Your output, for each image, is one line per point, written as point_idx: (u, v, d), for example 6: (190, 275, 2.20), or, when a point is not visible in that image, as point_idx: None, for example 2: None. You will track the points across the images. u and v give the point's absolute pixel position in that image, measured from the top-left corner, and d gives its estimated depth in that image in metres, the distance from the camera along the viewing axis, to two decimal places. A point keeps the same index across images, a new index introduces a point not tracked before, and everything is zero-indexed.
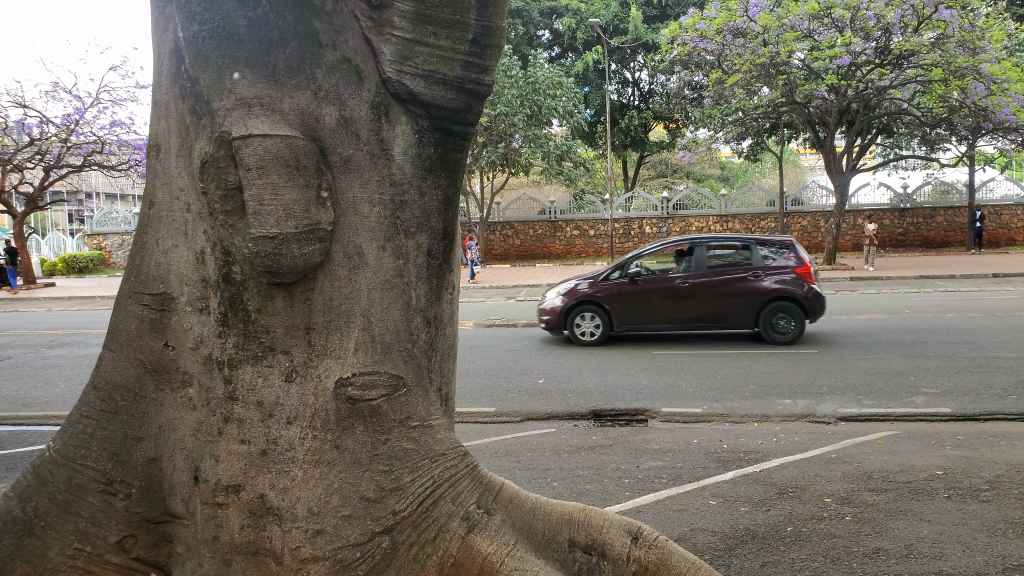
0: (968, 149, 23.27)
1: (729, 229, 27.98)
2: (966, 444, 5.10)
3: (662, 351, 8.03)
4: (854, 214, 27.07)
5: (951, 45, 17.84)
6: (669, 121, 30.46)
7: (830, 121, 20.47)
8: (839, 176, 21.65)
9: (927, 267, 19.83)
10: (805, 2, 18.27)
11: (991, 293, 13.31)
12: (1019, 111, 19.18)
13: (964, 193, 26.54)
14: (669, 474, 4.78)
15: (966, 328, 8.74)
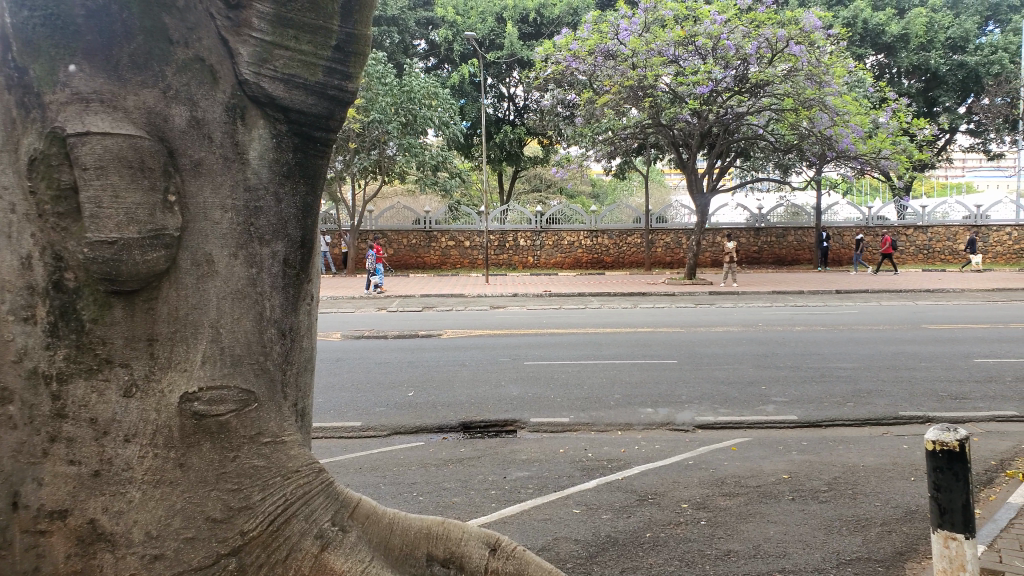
0: (815, 174, 25.14)
1: (599, 244, 28.92)
2: (809, 449, 5.47)
3: (533, 361, 8.15)
4: (713, 233, 28.66)
5: (800, 78, 19.18)
6: (544, 137, 31.14)
7: (692, 143, 21.51)
8: (701, 197, 22.56)
9: (779, 283, 21.21)
10: (670, 29, 19.27)
11: (831, 309, 14.40)
12: (857, 141, 20.95)
13: (812, 215, 28.69)
14: (535, 484, 4.84)
15: (809, 340, 9.43)
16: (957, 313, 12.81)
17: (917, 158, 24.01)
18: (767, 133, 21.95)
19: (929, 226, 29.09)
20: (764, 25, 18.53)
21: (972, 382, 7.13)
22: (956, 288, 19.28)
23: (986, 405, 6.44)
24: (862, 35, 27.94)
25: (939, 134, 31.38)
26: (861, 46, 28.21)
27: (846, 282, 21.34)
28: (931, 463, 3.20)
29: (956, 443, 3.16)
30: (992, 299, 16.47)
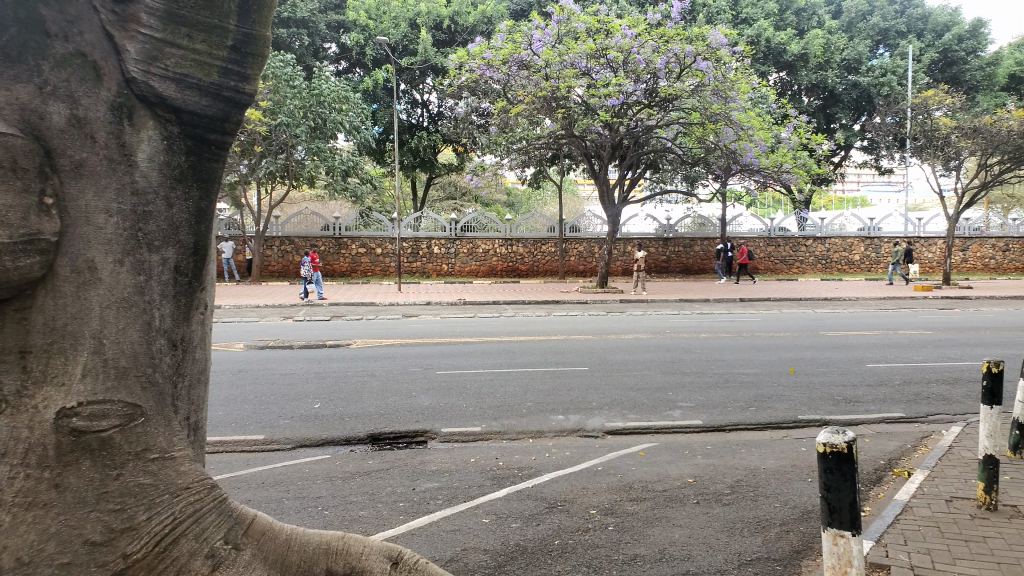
0: (721, 186, 26.01)
1: (513, 252, 29.11)
2: (713, 453, 5.63)
3: (444, 371, 8.09)
4: (624, 242, 29.17)
5: (707, 93, 19.79)
6: (460, 145, 31.07)
7: (603, 155, 21.94)
8: (611, 208, 23.05)
9: (686, 291, 21.80)
10: (583, 42, 19.60)
11: (734, 316, 14.93)
12: (760, 154, 21.80)
13: (717, 226, 29.71)
14: (445, 495, 4.79)
15: (713, 347, 9.75)
16: (852, 321, 13.50)
17: (815, 172, 25.22)
18: (675, 146, 22.58)
19: (827, 236, 30.61)
20: (673, 40, 19.03)
21: (864, 386, 7.50)
22: (851, 296, 20.39)
23: (876, 407, 6.81)
24: (765, 53, 28.97)
25: (836, 150, 33.14)
26: (764, 63, 29.28)
27: (750, 291, 22.16)
28: (823, 465, 3.32)
29: (844, 444, 3.31)
30: (883, 307, 17.48)
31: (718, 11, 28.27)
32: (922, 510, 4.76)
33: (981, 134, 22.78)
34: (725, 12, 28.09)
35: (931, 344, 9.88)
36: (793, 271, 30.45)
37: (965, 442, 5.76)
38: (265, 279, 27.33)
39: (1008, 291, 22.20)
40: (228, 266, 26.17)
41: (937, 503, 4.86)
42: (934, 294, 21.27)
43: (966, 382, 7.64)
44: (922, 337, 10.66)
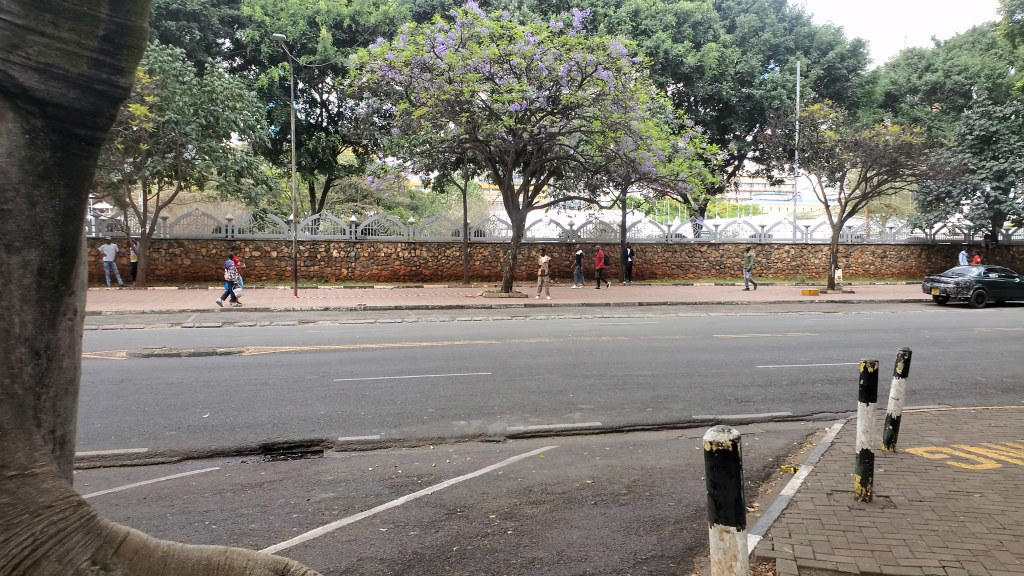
0: (621, 194, 26.66)
1: (416, 256, 28.94)
2: (611, 453, 5.74)
3: (342, 378, 7.90)
4: (529, 248, 29.17)
5: (608, 101, 20.19)
6: (359, 147, 30.37)
7: (507, 160, 22.15)
8: (516, 213, 23.23)
9: (587, 296, 22.20)
10: (486, 47, 19.48)
11: (632, 319, 15.29)
12: (658, 163, 22.32)
13: (618, 232, 30.34)
14: (341, 504, 4.68)
15: (613, 349, 9.95)
16: (743, 323, 14.10)
17: (710, 181, 26.21)
18: (577, 153, 22.97)
19: (721, 243, 31.92)
20: (575, 49, 19.38)
21: (754, 386, 7.83)
22: (743, 299, 21.38)
23: (765, 407, 7.11)
24: (663, 64, 29.75)
25: (730, 160, 34.60)
26: (663, 74, 30.08)
27: (650, 296, 22.72)
28: (709, 462, 3.42)
29: (729, 442, 3.41)
30: (771, 310, 18.44)
31: (618, 21, 29.00)
32: (806, 503, 5.00)
33: (862, 147, 24.34)
34: (625, 23, 28.94)
35: (815, 346, 10.45)
36: (689, 276, 31.54)
37: (845, 438, 6.09)
38: (151, 284, 25.92)
39: (886, 296, 23.76)
40: (110, 269, 24.66)
41: (819, 496, 5.11)
42: (818, 298, 22.63)
43: (846, 382, 8.11)
44: (806, 339, 11.27)
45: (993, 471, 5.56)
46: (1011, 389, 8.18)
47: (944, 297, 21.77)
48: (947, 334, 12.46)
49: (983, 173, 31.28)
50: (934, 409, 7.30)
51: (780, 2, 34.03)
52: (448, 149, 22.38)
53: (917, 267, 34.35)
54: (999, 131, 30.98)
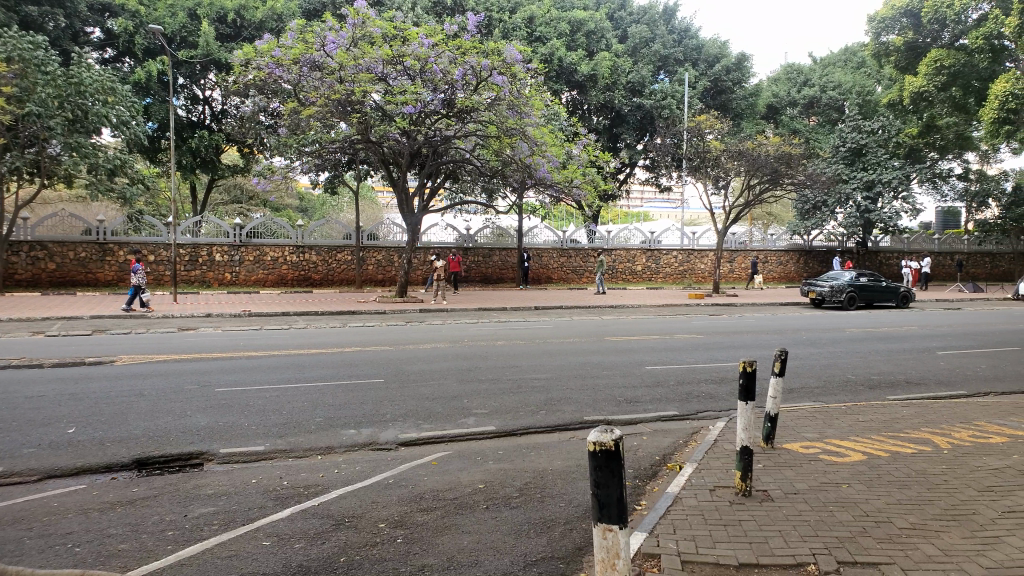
0: (518, 199, 26.93)
1: (304, 260, 28.29)
2: (503, 457, 5.75)
3: (224, 388, 7.57)
4: (424, 252, 28.89)
5: (503, 107, 20.26)
6: (246, 146, 29.23)
7: (402, 162, 21.96)
8: (411, 216, 23.02)
9: (483, 300, 22.25)
10: (378, 47, 19.31)
11: (525, 323, 15.43)
12: (553, 169, 22.57)
13: (515, 237, 30.67)
14: (220, 520, 4.46)
15: (508, 353, 10.03)
16: (633, 326, 14.50)
17: (604, 188, 26.77)
18: (473, 157, 22.90)
19: (614, 248, 32.75)
20: (469, 52, 19.39)
21: (643, 387, 8.06)
22: (635, 303, 22.03)
23: (654, 406, 7.33)
24: (558, 71, 30.22)
25: (622, 167, 35.68)
26: (557, 81, 30.54)
27: (545, 299, 23.03)
28: (593, 462, 3.46)
29: (612, 442, 3.48)
30: (662, 314, 19.04)
31: (512, 27, 29.19)
32: (689, 500, 5.17)
33: (745, 157, 25.60)
34: (521, 29, 29.17)
35: (701, 347, 10.87)
36: (584, 280, 32.14)
37: (726, 435, 6.35)
38: (10, 289, 24.08)
39: (767, 299, 25.00)
40: None
41: (702, 492, 5.30)
42: (704, 301, 23.60)
43: (730, 381, 8.48)
44: (692, 340, 11.71)
45: (860, 463, 5.94)
46: (876, 385, 8.78)
47: (821, 300, 23.14)
48: (821, 335, 13.24)
49: (854, 183, 33.74)
50: (809, 406, 7.74)
51: (669, 15, 35.30)
52: (339, 149, 21.97)
53: (795, 271, 36.20)
54: (868, 145, 33.49)
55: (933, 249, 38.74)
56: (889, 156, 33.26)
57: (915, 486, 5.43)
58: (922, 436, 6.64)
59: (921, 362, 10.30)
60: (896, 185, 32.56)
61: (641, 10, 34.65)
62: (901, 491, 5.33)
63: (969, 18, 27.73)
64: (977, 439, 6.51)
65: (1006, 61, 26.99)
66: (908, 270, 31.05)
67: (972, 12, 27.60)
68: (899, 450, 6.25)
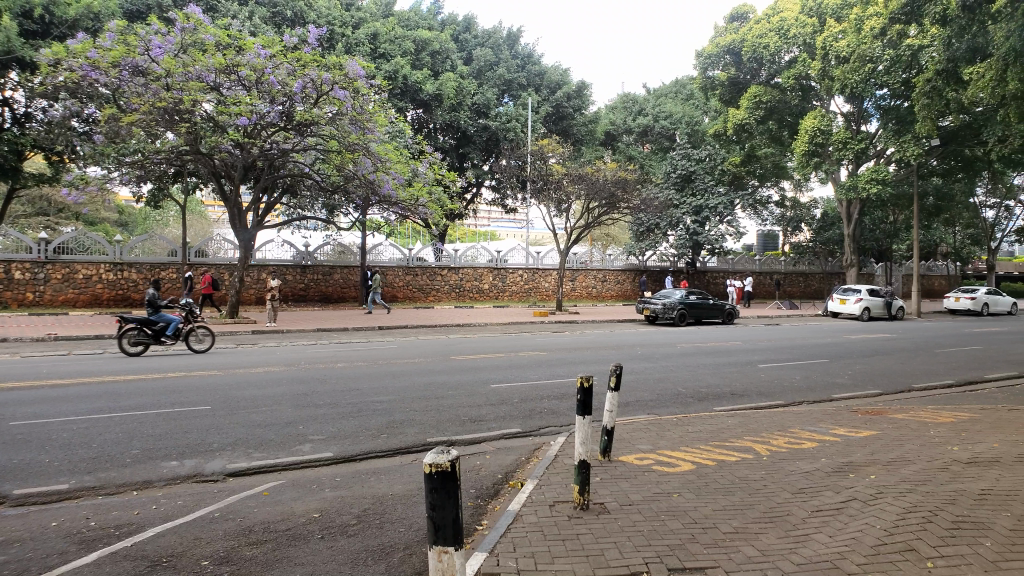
0: (361, 215, 26.39)
1: (123, 279, 26.28)
2: (341, 484, 5.55)
3: (21, 421, 6.80)
4: (258, 269, 27.68)
5: (344, 121, 20.02)
6: (55, 153, 26.60)
7: (235, 175, 21.17)
8: (244, 232, 22.08)
9: (321, 321, 21.46)
10: (210, 55, 18.44)
11: (363, 344, 15.11)
12: (398, 186, 22.39)
13: (357, 255, 30.15)
14: (9, 571, 3.96)
15: (348, 375, 9.76)
16: (473, 344, 14.57)
17: (451, 207, 26.41)
18: (313, 172, 22.44)
19: (460, 267, 32.92)
20: (309, 65, 19.03)
21: (486, 406, 8.10)
22: (480, 322, 22.22)
23: (496, 425, 7.40)
24: (402, 89, 30.06)
25: (468, 187, 36.13)
26: (401, 98, 30.38)
27: (390, 319, 22.62)
28: (428, 484, 3.36)
29: (448, 462, 3.41)
30: (506, 332, 19.30)
31: (355, 42, 28.53)
32: (529, 517, 5.21)
33: (585, 181, 26.66)
34: (363, 45, 28.54)
35: (543, 364, 11.12)
36: (429, 299, 32.07)
37: (566, 450, 6.49)
38: None
39: (606, 317, 26.04)
40: None
41: (542, 508, 5.37)
42: (547, 319, 24.20)
43: (570, 397, 8.72)
44: (535, 358, 11.97)
45: (688, 472, 6.28)
46: (704, 397, 9.36)
47: (654, 317, 24.43)
48: (655, 350, 13.97)
49: (683, 208, 36.23)
50: (643, 419, 8.11)
51: (513, 40, 36.30)
52: (164, 160, 20.60)
53: (632, 289, 37.83)
54: (696, 172, 36.06)
55: (755, 269, 42.03)
56: (715, 183, 35.89)
57: (738, 491, 5.80)
58: (744, 444, 7.12)
59: (744, 374, 11.11)
60: (721, 210, 35.28)
61: (485, 33, 35.48)
62: (725, 497, 5.67)
63: (783, 60, 30.40)
64: (791, 445, 7.08)
65: (812, 100, 30.71)
66: (733, 288, 33.46)
67: (785, 54, 30.19)
68: (724, 459, 6.66)
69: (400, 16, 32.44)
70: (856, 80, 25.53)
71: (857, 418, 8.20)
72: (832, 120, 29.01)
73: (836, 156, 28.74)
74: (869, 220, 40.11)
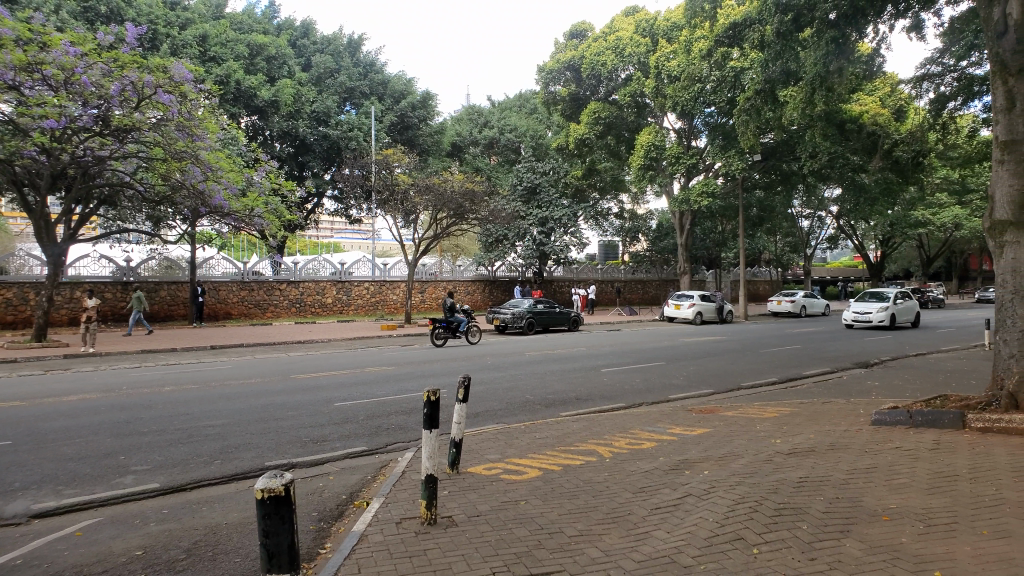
0: (190, 227, 25.01)
1: None
2: (169, 517, 5.16)
3: None
4: (71, 287, 25.40)
5: (170, 128, 19.00)
6: None
7: (41, 184, 19.27)
8: (52, 246, 20.13)
9: (146, 342, 19.98)
10: (7, 51, 16.40)
11: (190, 365, 14.20)
12: (230, 197, 21.45)
13: (186, 270, 28.51)
14: None
15: (177, 400, 9.13)
16: (314, 362, 14.10)
17: (288, 218, 26.12)
18: (134, 181, 20.90)
19: (301, 280, 31.95)
20: (129, 67, 17.93)
21: (330, 425, 7.86)
22: (324, 337, 21.59)
23: (341, 444, 7.20)
24: (234, 94, 28.85)
25: (308, 198, 35.19)
26: (234, 104, 29.09)
27: (224, 337, 21.51)
28: (260, 511, 3.14)
29: (282, 486, 3.18)
30: (349, 347, 18.91)
31: (182, 44, 27.21)
32: (375, 536, 5.06)
33: (432, 192, 26.73)
34: (192, 47, 27.17)
35: (388, 379, 10.96)
36: (267, 316, 30.80)
37: (413, 465, 6.42)
38: None
39: (454, 328, 26.19)
40: None
41: (388, 526, 5.24)
42: (395, 333, 23.97)
43: (417, 411, 8.65)
44: (381, 373, 11.75)
45: (535, 478, 6.39)
46: (550, 404, 9.60)
47: (503, 327, 24.80)
48: (502, 359, 14.18)
49: (530, 219, 36.72)
50: (492, 428, 8.19)
51: (354, 48, 35.90)
52: None
53: (481, 300, 37.97)
54: (542, 185, 36.98)
55: (598, 277, 43.75)
56: (559, 195, 37.15)
57: (582, 495, 5.96)
58: (588, 447, 7.36)
59: (588, 380, 11.51)
60: (565, 222, 36.64)
61: (325, 39, 34.83)
62: (570, 501, 5.82)
63: (619, 77, 32.05)
64: (631, 446, 7.39)
65: (647, 116, 32.58)
66: (578, 297, 34.68)
67: (620, 72, 31.80)
68: (569, 463, 6.85)
69: (232, 19, 31.12)
70: (687, 98, 27.24)
71: (692, 417, 8.71)
72: (665, 136, 30.93)
73: (669, 170, 30.60)
74: (700, 231, 43.14)
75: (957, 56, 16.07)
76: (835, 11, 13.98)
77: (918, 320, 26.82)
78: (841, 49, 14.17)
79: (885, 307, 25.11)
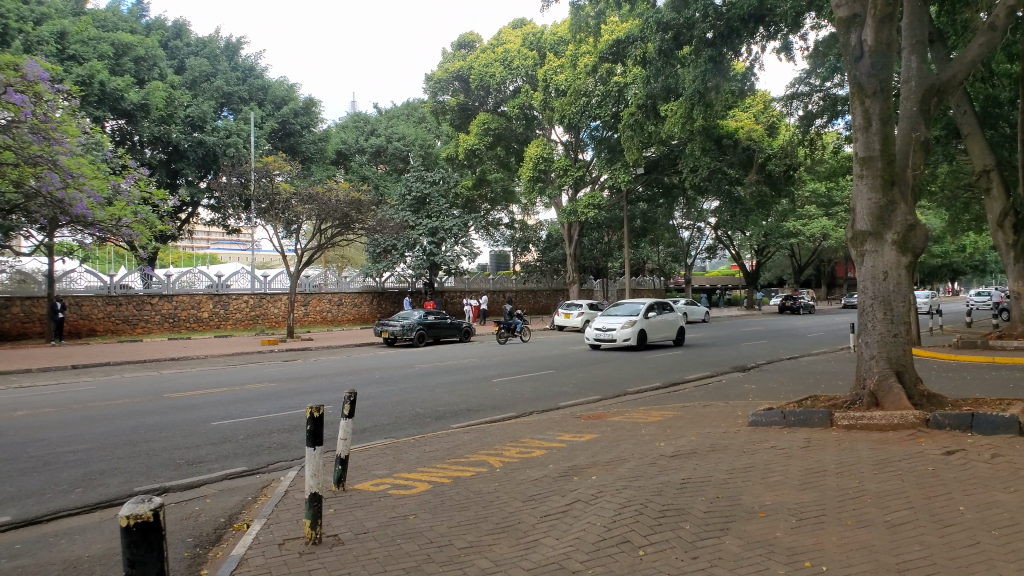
0: (47, 238, 23.23)
1: None
2: (22, 553, 4.74)
3: None
4: None
5: (23, 130, 17.00)
6: None
7: None
8: None
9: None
10: None
11: (46, 387, 13.15)
12: (93, 206, 20.47)
13: (42, 284, 26.56)
14: None
15: (31, 425, 8.43)
16: (189, 380, 13.40)
17: (159, 228, 24.81)
18: None
19: (174, 293, 30.35)
20: None
21: (206, 446, 7.47)
22: (200, 354, 20.56)
23: (218, 465, 6.86)
24: (99, 96, 27.15)
25: (182, 207, 33.48)
26: (98, 107, 27.34)
27: (89, 356, 20.09)
28: (125, 539, 2.91)
29: (150, 512, 2.97)
30: (227, 364, 18.07)
31: (37, 41, 25.60)
32: (256, 559, 4.83)
33: (315, 201, 25.97)
34: (47, 44, 25.66)
35: (270, 396, 10.56)
36: (137, 332, 29.08)
37: (297, 484, 6.20)
38: None
39: (342, 341, 25.58)
40: None
41: (270, 548, 5.02)
42: (278, 347, 23.15)
43: (301, 428, 8.37)
44: (262, 390, 11.29)
45: (425, 492, 6.30)
46: (440, 416, 9.52)
47: (392, 340, 24.42)
48: (390, 372, 13.96)
49: (420, 229, 36.28)
50: (380, 444, 8.02)
51: (232, 51, 34.71)
52: None
53: (369, 312, 37.22)
54: (432, 195, 36.51)
55: (490, 288, 43.47)
56: (449, 206, 36.98)
57: (472, 506, 5.92)
58: (478, 458, 7.34)
59: (478, 390, 11.49)
60: (455, 231, 36.62)
61: (199, 42, 33.52)
62: (460, 513, 5.77)
63: (507, 90, 32.46)
64: (521, 455, 7.43)
65: (535, 128, 33.22)
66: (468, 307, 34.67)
67: (508, 84, 32.18)
68: (459, 475, 6.80)
69: (94, 16, 29.44)
70: (574, 111, 27.85)
71: (580, 424, 8.86)
72: (553, 148, 31.50)
73: (557, 182, 31.19)
74: (588, 241, 44.43)
75: (822, 77, 17.32)
76: (712, 31, 15.00)
77: (678, 338, 21.59)
78: (718, 67, 15.15)
79: (629, 322, 19.63)
